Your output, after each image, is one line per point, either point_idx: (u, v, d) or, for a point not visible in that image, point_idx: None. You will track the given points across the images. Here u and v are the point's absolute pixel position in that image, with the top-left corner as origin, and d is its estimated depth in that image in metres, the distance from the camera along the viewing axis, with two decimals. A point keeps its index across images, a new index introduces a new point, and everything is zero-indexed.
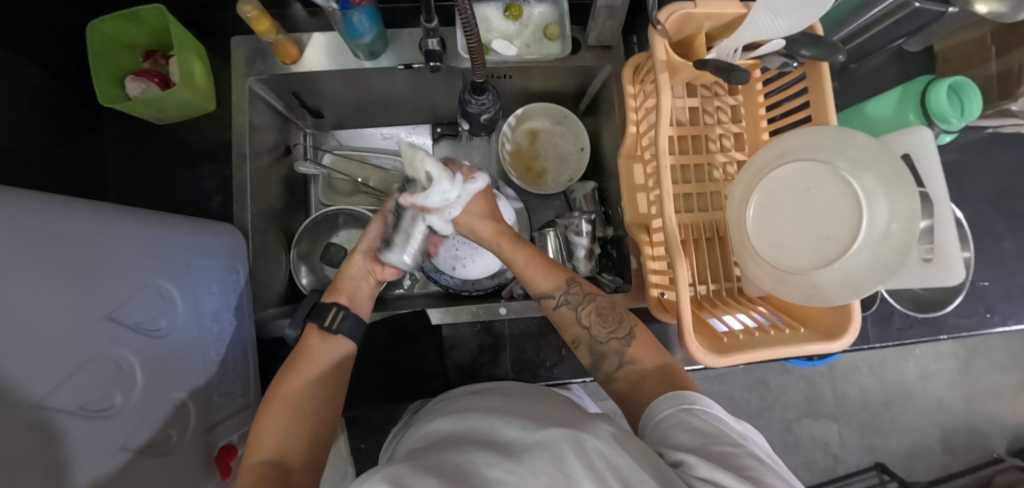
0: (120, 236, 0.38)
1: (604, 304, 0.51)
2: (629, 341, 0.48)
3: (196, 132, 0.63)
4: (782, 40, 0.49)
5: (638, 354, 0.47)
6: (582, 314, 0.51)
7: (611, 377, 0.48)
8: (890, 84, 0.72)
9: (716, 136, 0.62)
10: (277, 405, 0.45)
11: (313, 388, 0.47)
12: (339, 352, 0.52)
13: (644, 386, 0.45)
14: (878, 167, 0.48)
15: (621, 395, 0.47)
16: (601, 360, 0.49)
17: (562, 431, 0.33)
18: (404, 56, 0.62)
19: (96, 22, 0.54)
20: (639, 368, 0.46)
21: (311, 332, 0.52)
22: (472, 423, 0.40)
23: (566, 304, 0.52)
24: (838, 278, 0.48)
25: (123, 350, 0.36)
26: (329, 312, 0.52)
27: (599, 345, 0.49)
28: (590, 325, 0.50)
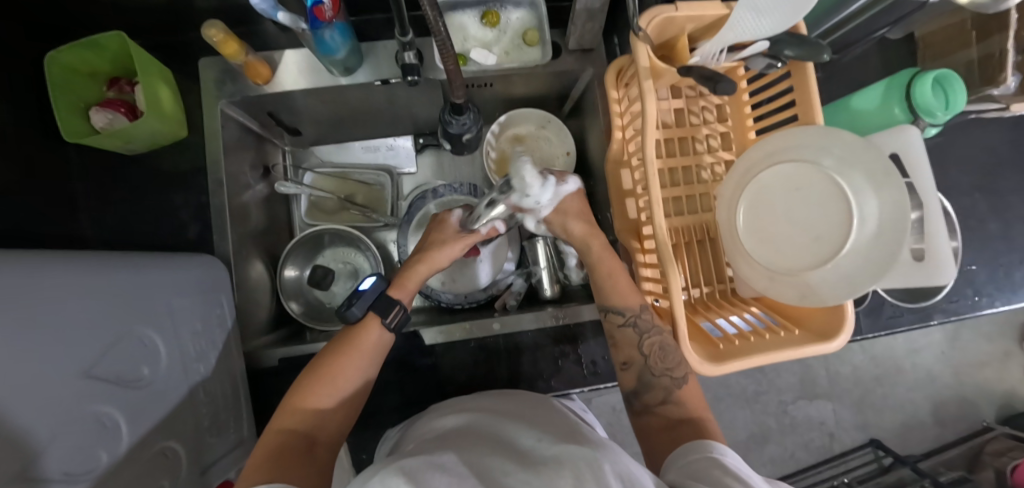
0: (91, 287, 0.36)
1: (669, 343, 0.52)
2: (680, 382, 0.52)
3: (170, 160, 0.61)
4: (765, 41, 0.48)
5: (683, 398, 0.51)
6: (645, 342, 0.53)
7: (648, 408, 0.52)
8: (872, 72, 0.72)
9: (703, 136, 0.62)
10: (315, 381, 0.46)
11: (354, 376, 0.48)
12: (384, 344, 0.51)
13: (676, 428, 0.48)
14: (865, 164, 0.48)
15: (652, 427, 0.51)
16: (644, 389, 0.53)
17: (583, 448, 0.34)
18: (381, 70, 0.60)
19: (54, 53, 0.51)
20: (679, 410, 0.50)
21: (368, 321, 0.51)
22: (479, 426, 0.41)
23: (631, 326, 0.54)
24: (826, 278, 0.48)
25: (104, 405, 0.34)
26: (392, 311, 0.51)
27: (649, 377, 0.53)
28: (649, 356, 0.53)
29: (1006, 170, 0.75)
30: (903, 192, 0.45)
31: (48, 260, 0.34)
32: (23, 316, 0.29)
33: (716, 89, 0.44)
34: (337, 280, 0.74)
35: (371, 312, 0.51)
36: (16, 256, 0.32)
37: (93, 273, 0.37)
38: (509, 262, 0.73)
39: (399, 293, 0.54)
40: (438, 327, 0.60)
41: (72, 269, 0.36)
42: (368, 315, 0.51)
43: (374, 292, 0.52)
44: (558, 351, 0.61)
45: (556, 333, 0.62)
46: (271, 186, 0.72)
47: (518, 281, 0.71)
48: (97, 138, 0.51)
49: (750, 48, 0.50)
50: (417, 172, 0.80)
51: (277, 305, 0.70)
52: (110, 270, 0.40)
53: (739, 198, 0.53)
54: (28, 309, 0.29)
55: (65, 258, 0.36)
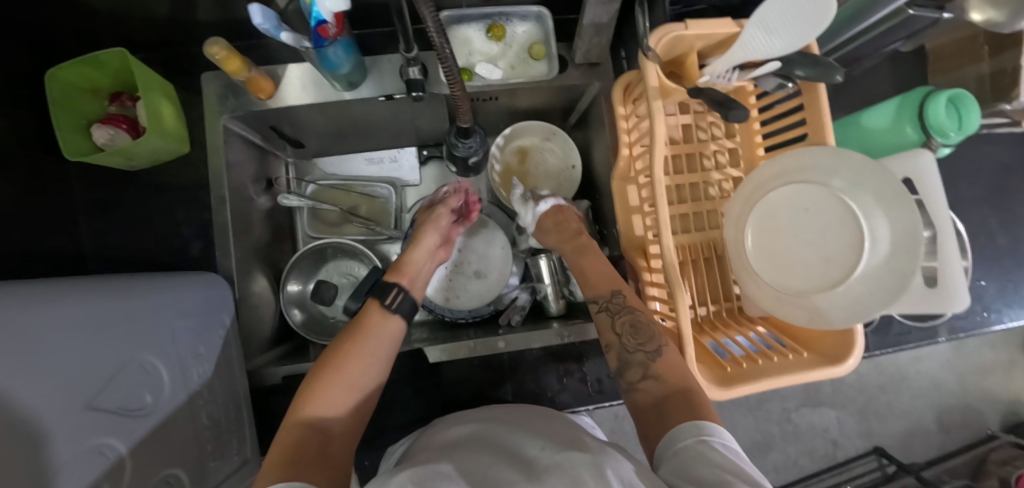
0: (90, 318, 0.36)
1: (642, 318, 0.49)
2: (656, 356, 0.46)
3: (172, 176, 0.61)
4: (777, 62, 0.47)
5: (663, 371, 0.45)
6: (618, 322, 0.51)
7: (632, 387, 0.47)
8: (882, 85, 0.71)
9: (711, 152, 0.61)
10: (325, 371, 0.43)
11: (366, 362, 0.45)
12: (394, 330, 0.50)
13: (668, 407, 0.42)
14: (875, 185, 0.48)
15: (642, 407, 0.45)
16: (625, 368, 0.48)
17: (583, 458, 0.33)
18: (385, 85, 0.59)
19: (56, 70, 0.51)
20: (660, 386, 0.44)
21: (371, 308, 0.51)
22: (486, 436, 0.41)
23: (605, 310, 0.52)
24: (839, 302, 0.48)
25: (108, 437, 0.34)
26: (391, 292, 0.52)
27: (627, 354, 0.48)
28: (623, 335, 0.50)
29: (1017, 184, 0.74)
30: (916, 213, 0.44)
31: (47, 295, 0.34)
32: (22, 356, 0.28)
33: (728, 115, 0.43)
34: (340, 294, 0.73)
35: (371, 298, 0.52)
36: (15, 293, 0.31)
37: (92, 303, 0.37)
38: (513, 276, 0.72)
39: (396, 276, 0.55)
40: (440, 344, 0.58)
41: (72, 301, 0.35)
42: (369, 302, 0.52)
43: (370, 280, 0.65)
44: (564, 368, 0.61)
45: (560, 351, 0.61)
46: (274, 199, 0.71)
47: (522, 295, 0.70)
48: (97, 156, 0.51)
49: (760, 68, 0.49)
50: (420, 183, 0.79)
51: (279, 320, 0.70)
52: (110, 299, 0.39)
53: (749, 218, 0.52)
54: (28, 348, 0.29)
55: (64, 290, 0.36)
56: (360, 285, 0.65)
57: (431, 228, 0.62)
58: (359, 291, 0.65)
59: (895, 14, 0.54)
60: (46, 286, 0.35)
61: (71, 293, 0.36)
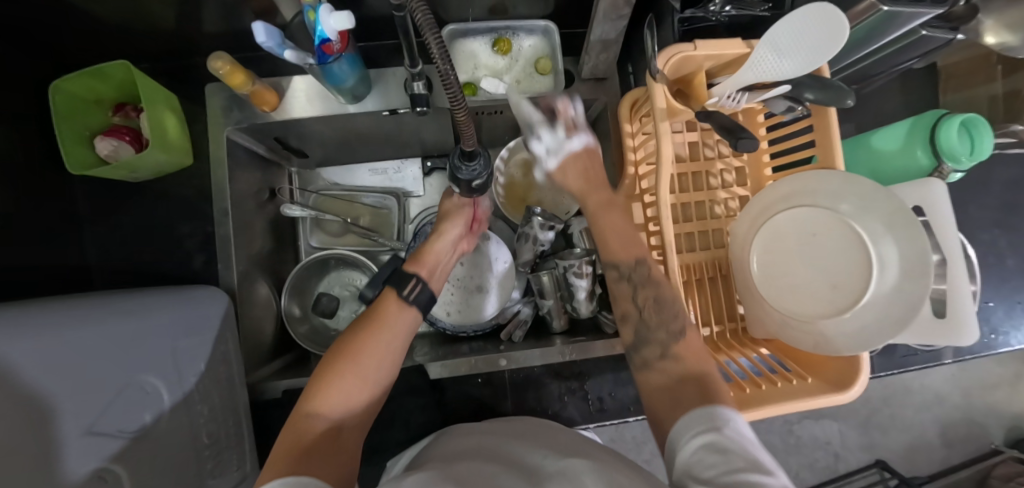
0: (81, 346, 0.37)
1: (666, 294, 0.44)
2: (679, 337, 0.41)
3: (176, 187, 0.61)
4: (786, 85, 0.47)
5: (684, 352, 0.40)
6: (639, 295, 0.45)
7: (648, 365, 0.42)
8: (893, 104, 0.70)
9: (717, 171, 0.60)
10: (341, 358, 0.40)
11: (382, 356, 0.41)
12: (410, 323, 0.46)
13: (681, 391, 0.37)
14: (883, 209, 0.47)
15: (653, 389, 0.40)
16: (640, 344, 0.43)
17: (586, 464, 0.33)
18: (390, 100, 0.59)
19: (60, 82, 0.51)
20: (680, 367, 0.39)
21: (387, 297, 0.47)
22: (488, 446, 0.40)
23: (626, 279, 0.46)
24: (844, 329, 0.47)
25: (110, 460, 0.35)
26: (409, 283, 0.48)
27: (645, 331, 0.43)
28: (643, 308, 0.44)
29: None
30: (925, 240, 0.43)
31: (39, 328, 0.35)
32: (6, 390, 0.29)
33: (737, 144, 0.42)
34: (343, 305, 0.73)
35: (388, 287, 0.49)
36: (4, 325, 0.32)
37: (84, 330, 0.38)
38: (516, 290, 0.72)
39: (415, 267, 0.52)
40: (442, 360, 0.57)
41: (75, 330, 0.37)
42: (385, 290, 0.48)
43: (387, 270, 0.62)
44: (565, 386, 0.61)
45: (563, 368, 0.61)
46: (278, 208, 0.71)
47: (525, 309, 0.70)
48: (100, 171, 0.51)
49: (769, 91, 0.48)
50: (423, 194, 0.78)
51: (281, 330, 0.70)
52: (101, 323, 0.39)
53: (754, 241, 0.52)
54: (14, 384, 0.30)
55: (53, 320, 0.36)
56: (379, 272, 0.62)
57: (454, 219, 0.58)
58: (376, 278, 0.61)
59: (907, 35, 0.53)
60: (35, 316, 0.36)
61: (61, 321, 0.37)
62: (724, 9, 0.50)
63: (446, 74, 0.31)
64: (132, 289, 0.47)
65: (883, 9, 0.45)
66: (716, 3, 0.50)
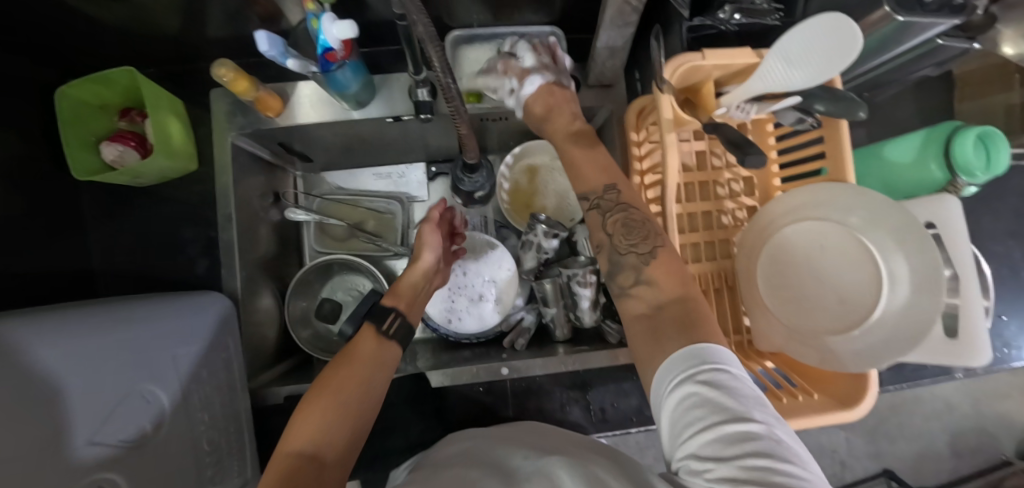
0: (78, 357, 0.37)
1: (636, 216, 0.42)
2: (649, 258, 0.40)
3: (180, 192, 0.62)
4: (797, 96, 0.46)
5: (657, 276, 0.39)
6: (608, 221, 0.44)
7: (622, 291, 0.42)
8: (905, 113, 0.69)
9: (726, 181, 0.59)
10: (322, 394, 0.39)
11: (358, 386, 0.40)
12: (389, 357, 0.46)
13: (660, 315, 0.37)
14: (890, 222, 0.46)
15: (631, 315, 0.40)
16: (615, 270, 0.42)
17: (562, 460, 0.33)
18: (394, 106, 0.59)
19: (65, 88, 0.51)
20: (655, 290, 0.39)
21: (366, 333, 0.47)
22: (476, 451, 0.40)
23: (595, 207, 0.44)
24: (853, 346, 0.46)
25: (109, 472, 0.35)
26: (388, 317, 0.48)
27: (617, 256, 0.42)
28: (613, 234, 0.43)
29: None
30: (935, 252, 0.42)
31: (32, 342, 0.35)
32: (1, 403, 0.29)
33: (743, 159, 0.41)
34: (345, 308, 0.72)
35: (366, 323, 0.48)
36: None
37: (80, 341, 0.38)
38: (519, 297, 0.71)
39: (391, 300, 0.51)
40: (443, 369, 0.56)
41: (70, 341, 0.37)
42: (363, 327, 0.47)
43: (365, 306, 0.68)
44: (565, 396, 0.60)
45: (564, 377, 0.61)
46: (282, 213, 0.71)
47: (528, 316, 0.69)
48: (105, 177, 0.51)
49: (780, 102, 0.47)
50: (427, 199, 0.78)
51: (284, 335, 0.70)
52: (100, 334, 0.40)
53: (759, 259, 0.51)
54: (10, 397, 0.30)
55: (48, 333, 0.37)
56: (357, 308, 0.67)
57: (431, 246, 0.56)
58: (355, 313, 0.67)
59: (922, 45, 0.52)
60: (27, 329, 0.36)
61: (56, 334, 0.37)
62: (733, 17, 0.49)
63: (446, 85, 0.35)
64: (130, 301, 0.49)
65: (898, 19, 0.44)
66: (725, 10, 0.48)
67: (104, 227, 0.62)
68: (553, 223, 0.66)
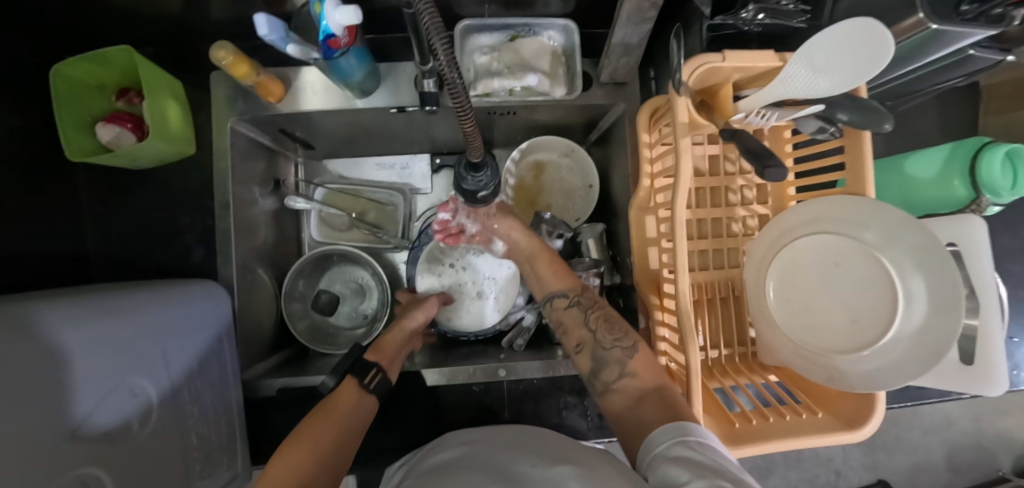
0: (78, 345, 0.35)
1: (613, 315, 0.52)
2: (633, 352, 0.47)
3: (178, 177, 0.62)
4: (820, 104, 0.43)
5: (638, 369, 0.45)
6: (590, 317, 0.52)
7: (608, 388, 0.46)
8: (930, 124, 0.66)
9: (737, 187, 0.57)
10: (305, 435, 0.42)
11: (341, 436, 0.43)
12: (364, 410, 0.48)
13: (646, 402, 0.42)
14: (910, 241, 0.44)
15: (618, 409, 0.44)
16: (601, 368, 0.48)
17: (575, 472, 0.34)
18: (399, 97, 0.57)
19: (60, 66, 0.50)
20: (637, 383, 0.45)
21: (346, 387, 0.49)
22: (482, 455, 0.40)
23: (575, 306, 0.53)
24: (862, 366, 0.44)
25: (90, 466, 0.34)
26: (370, 372, 0.51)
27: (602, 351, 0.48)
28: (596, 330, 0.50)
29: None
30: (956, 273, 0.40)
31: (31, 327, 0.33)
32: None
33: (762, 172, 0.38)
34: (344, 300, 0.72)
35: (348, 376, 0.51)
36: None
37: (81, 327, 0.36)
38: (520, 296, 0.69)
39: (375, 356, 0.53)
40: (438, 368, 0.57)
41: (72, 326, 0.36)
42: (346, 379, 0.50)
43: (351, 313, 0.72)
44: (563, 401, 0.59)
45: (562, 382, 0.60)
46: (282, 201, 0.70)
47: (529, 316, 0.68)
48: (101, 160, 0.50)
49: (803, 109, 0.45)
50: (430, 191, 0.77)
51: (281, 325, 0.69)
52: (100, 321, 0.39)
53: (769, 272, 0.50)
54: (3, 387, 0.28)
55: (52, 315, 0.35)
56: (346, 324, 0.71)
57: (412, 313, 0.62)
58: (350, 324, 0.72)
59: (952, 54, 0.50)
60: (25, 310, 0.34)
61: (58, 316, 0.35)
62: (757, 17, 0.47)
63: (452, 78, 0.30)
64: (118, 287, 0.47)
65: (931, 27, 0.41)
66: (749, 10, 0.47)
67: (101, 210, 0.61)
68: (557, 223, 0.68)
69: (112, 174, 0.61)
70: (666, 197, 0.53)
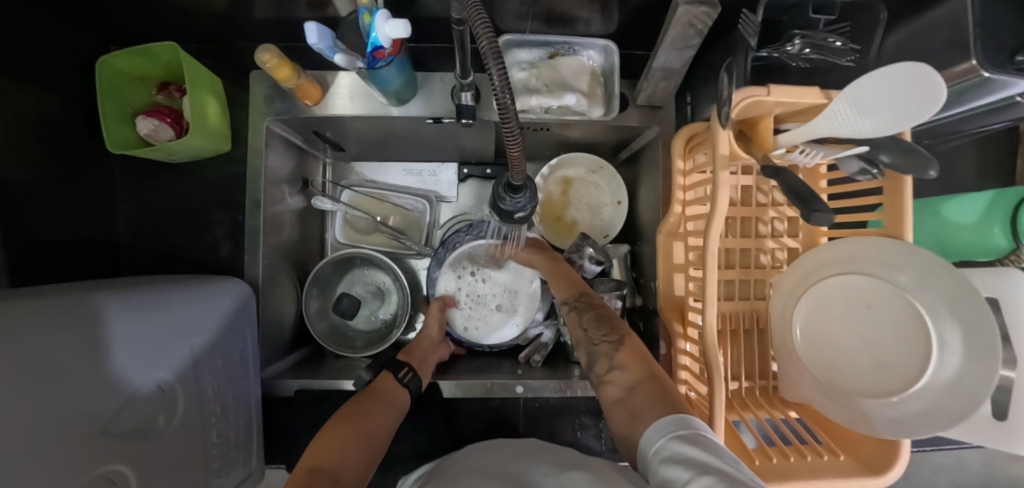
0: (101, 343, 0.35)
1: (604, 314, 0.53)
2: (618, 345, 0.49)
3: (210, 172, 0.62)
4: (864, 146, 0.42)
5: (626, 361, 0.46)
6: (583, 318, 0.54)
7: (601, 380, 0.47)
8: (966, 166, 0.65)
9: (769, 219, 0.56)
10: (347, 419, 0.47)
11: (376, 421, 0.48)
12: (399, 399, 0.53)
13: (631, 394, 0.42)
14: (945, 286, 0.42)
15: (609, 399, 0.44)
16: (592, 363, 0.49)
17: (583, 479, 0.34)
18: (434, 106, 0.57)
19: (106, 59, 0.51)
20: (626, 374, 0.45)
21: (385, 378, 0.54)
22: (496, 464, 0.39)
23: (573, 309, 0.55)
24: (890, 411, 0.42)
25: (116, 464, 0.34)
26: (404, 368, 0.55)
27: (592, 346, 0.50)
28: (587, 328, 0.52)
29: None
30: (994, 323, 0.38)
31: (58, 323, 0.33)
32: None
33: (809, 215, 0.37)
34: (364, 303, 0.72)
35: (383, 370, 0.55)
36: (23, 320, 0.31)
37: (106, 323, 0.37)
38: (539, 312, 0.70)
39: (405, 355, 0.57)
40: (456, 380, 0.57)
41: (105, 322, 0.36)
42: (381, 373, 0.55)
43: (370, 316, 0.72)
44: (579, 421, 0.59)
45: (578, 404, 0.60)
46: (308, 200, 0.70)
47: (547, 333, 0.68)
48: (139, 152, 0.51)
49: (846, 149, 0.43)
50: (456, 199, 0.77)
51: (301, 325, 0.70)
52: (127, 316, 0.39)
53: (797, 308, 0.49)
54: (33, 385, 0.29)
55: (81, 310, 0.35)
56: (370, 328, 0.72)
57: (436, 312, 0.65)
58: (372, 330, 0.72)
59: (999, 101, 0.49)
60: (54, 305, 0.34)
61: (86, 311, 0.35)
62: (803, 51, 0.47)
63: (501, 98, 0.30)
64: (150, 282, 0.48)
65: (984, 75, 0.41)
66: (795, 44, 0.47)
67: (134, 200, 0.62)
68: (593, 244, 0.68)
69: (147, 165, 0.62)
70: (698, 225, 0.52)
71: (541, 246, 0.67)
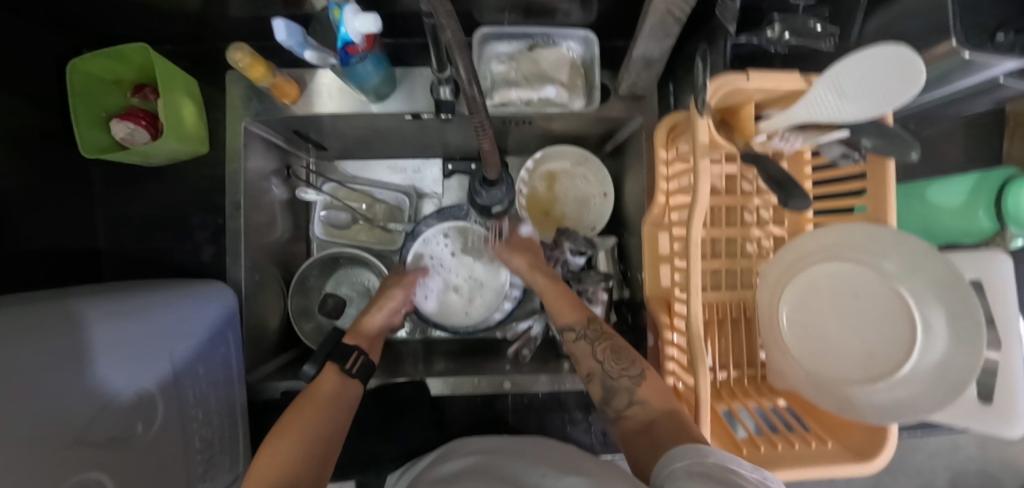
0: (83, 349, 0.35)
1: (620, 344, 0.51)
2: (639, 381, 0.46)
3: (188, 176, 0.62)
4: (845, 130, 0.42)
5: (648, 396, 0.44)
6: (597, 349, 0.50)
7: (621, 415, 0.45)
8: (951, 148, 0.65)
9: (753, 207, 0.55)
10: (288, 431, 0.42)
11: (324, 424, 0.44)
12: (347, 396, 0.50)
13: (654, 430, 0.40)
14: (929, 272, 0.42)
15: (632, 433, 0.43)
16: (610, 397, 0.47)
17: (583, 483, 0.33)
18: (414, 102, 0.56)
19: (77, 61, 0.50)
20: (647, 410, 0.43)
21: (328, 371, 0.51)
22: (482, 467, 0.38)
23: (583, 338, 0.52)
24: (879, 398, 0.42)
25: (94, 472, 0.34)
26: (352, 356, 0.53)
27: (610, 381, 0.47)
28: (604, 361, 0.49)
29: None
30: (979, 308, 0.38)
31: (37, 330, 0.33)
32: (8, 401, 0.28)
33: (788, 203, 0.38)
34: (350, 303, 0.72)
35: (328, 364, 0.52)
36: None
37: (87, 328, 0.37)
38: (507, 301, 0.69)
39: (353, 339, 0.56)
40: (444, 377, 0.58)
41: (84, 328, 0.36)
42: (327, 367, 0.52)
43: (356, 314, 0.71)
44: (569, 416, 0.60)
45: (565, 397, 0.60)
46: (292, 191, 0.69)
47: (536, 326, 0.67)
48: (115, 156, 0.51)
49: (826, 134, 0.43)
50: (441, 195, 0.76)
51: (286, 326, 0.69)
52: (107, 321, 0.39)
53: (783, 297, 0.48)
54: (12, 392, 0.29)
55: (60, 315, 0.35)
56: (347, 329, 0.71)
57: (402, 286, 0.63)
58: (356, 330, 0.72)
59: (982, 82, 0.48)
60: (32, 311, 0.34)
61: (66, 318, 0.35)
62: (783, 37, 0.46)
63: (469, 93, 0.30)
64: (131, 287, 0.47)
65: (965, 56, 0.40)
66: (774, 29, 0.46)
67: (113, 206, 0.61)
68: (578, 239, 0.67)
69: (126, 169, 0.61)
70: (681, 216, 0.51)
71: (536, 257, 0.63)
